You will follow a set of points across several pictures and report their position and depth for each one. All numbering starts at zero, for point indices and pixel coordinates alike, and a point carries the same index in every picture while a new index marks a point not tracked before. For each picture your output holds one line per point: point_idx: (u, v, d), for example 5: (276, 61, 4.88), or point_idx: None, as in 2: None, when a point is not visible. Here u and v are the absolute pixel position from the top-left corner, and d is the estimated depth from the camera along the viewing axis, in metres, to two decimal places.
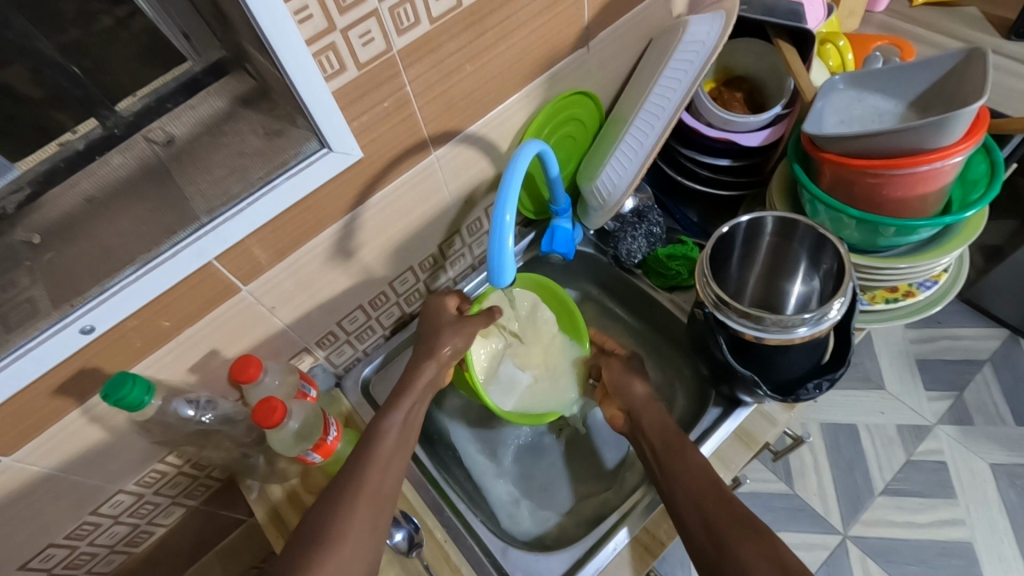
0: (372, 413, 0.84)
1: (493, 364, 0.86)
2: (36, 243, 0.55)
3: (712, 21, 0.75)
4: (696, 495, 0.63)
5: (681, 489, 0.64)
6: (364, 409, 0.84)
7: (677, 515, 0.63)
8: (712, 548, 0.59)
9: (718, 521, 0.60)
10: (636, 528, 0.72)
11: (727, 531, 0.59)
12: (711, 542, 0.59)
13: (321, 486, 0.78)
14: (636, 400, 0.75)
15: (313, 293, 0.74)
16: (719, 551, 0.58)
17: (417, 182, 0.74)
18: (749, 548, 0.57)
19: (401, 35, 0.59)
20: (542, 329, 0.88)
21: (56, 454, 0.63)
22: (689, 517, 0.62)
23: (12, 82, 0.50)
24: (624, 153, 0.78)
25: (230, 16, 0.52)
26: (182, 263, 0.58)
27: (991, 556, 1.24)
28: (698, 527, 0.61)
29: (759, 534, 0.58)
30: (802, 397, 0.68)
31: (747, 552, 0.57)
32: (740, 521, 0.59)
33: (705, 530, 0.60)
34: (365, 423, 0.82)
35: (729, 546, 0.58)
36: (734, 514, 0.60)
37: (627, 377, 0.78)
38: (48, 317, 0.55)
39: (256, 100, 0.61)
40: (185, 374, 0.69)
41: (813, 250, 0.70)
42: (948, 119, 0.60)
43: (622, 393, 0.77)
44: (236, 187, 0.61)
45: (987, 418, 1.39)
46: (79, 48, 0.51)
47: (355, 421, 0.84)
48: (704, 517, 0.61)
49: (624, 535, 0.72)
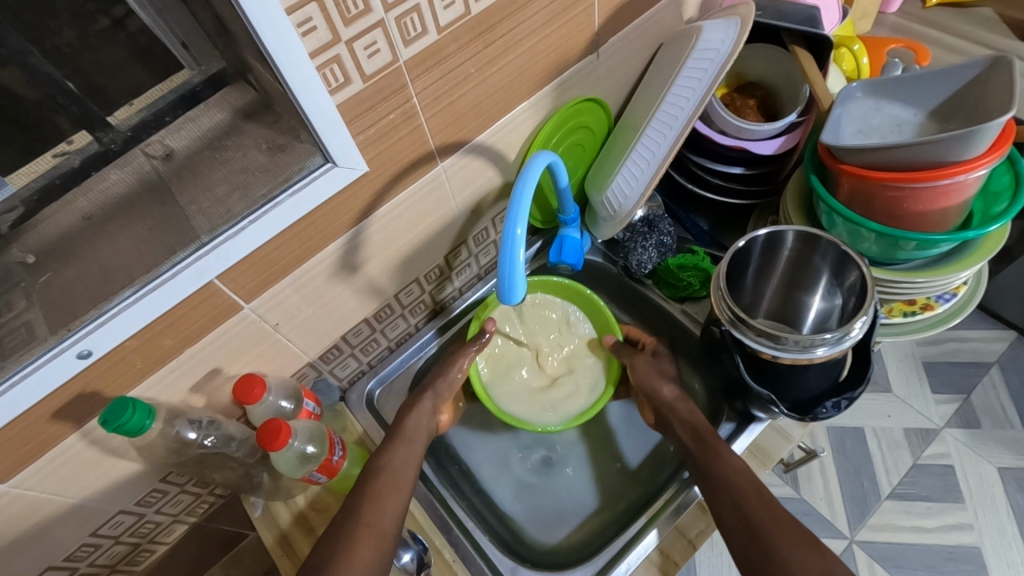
0: (382, 435, 0.82)
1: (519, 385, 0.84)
2: (31, 263, 0.53)
3: (726, 27, 0.73)
4: (737, 501, 0.61)
5: (718, 490, 0.63)
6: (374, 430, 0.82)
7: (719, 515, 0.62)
8: (755, 547, 0.57)
9: (763, 525, 0.58)
10: (667, 527, 0.72)
11: (773, 533, 0.57)
12: (751, 538, 0.58)
13: (317, 530, 0.76)
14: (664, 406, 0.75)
15: (317, 308, 0.72)
16: (762, 550, 0.56)
17: (423, 194, 0.72)
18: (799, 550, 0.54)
19: (407, 46, 0.56)
20: (546, 316, 0.88)
21: (54, 479, 0.61)
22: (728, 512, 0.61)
23: (9, 84, 0.47)
24: (636, 163, 0.76)
25: (231, 28, 0.49)
26: (183, 283, 0.56)
27: (1000, 561, 1.24)
28: (739, 525, 0.59)
29: (810, 541, 0.55)
30: (820, 416, 0.66)
31: (794, 555, 0.54)
32: (786, 524, 0.57)
33: (744, 527, 0.59)
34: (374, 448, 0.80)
35: (773, 543, 0.56)
36: (779, 519, 0.58)
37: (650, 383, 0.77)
38: (43, 343, 0.52)
39: (258, 113, 0.59)
40: (186, 394, 0.67)
41: (836, 264, 0.69)
42: (975, 132, 0.58)
43: (652, 383, 0.78)
44: (238, 206, 0.58)
45: (994, 421, 1.37)
46: (73, 51, 0.48)
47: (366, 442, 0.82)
48: (748, 517, 0.59)
49: (651, 539, 0.71)
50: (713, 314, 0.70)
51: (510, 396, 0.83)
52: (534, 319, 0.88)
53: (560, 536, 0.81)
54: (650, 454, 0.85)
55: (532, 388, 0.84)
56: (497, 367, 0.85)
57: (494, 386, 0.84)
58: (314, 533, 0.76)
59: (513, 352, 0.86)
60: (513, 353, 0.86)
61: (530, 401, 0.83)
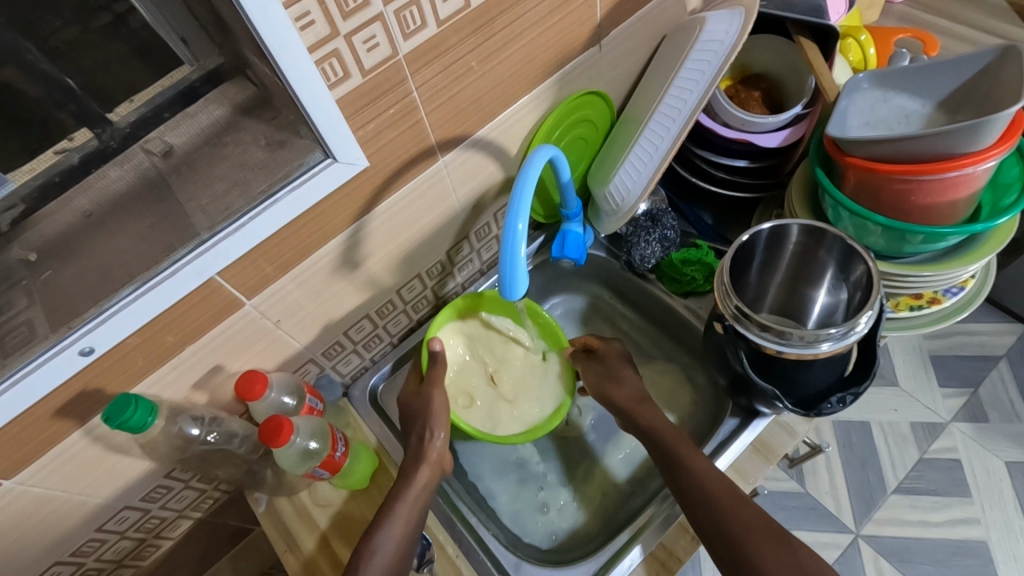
0: (403, 455, 0.80)
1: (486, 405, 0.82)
2: (32, 261, 0.53)
3: (730, 18, 0.71)
4: (711, 501, 0.60)
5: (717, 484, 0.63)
6: (393, 446, 0.80)
7: (694, 518, 0.61)
8: (728, 555, 0.57)
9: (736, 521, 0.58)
10: (652, 543, 0.71)
11: (747, 544, 0.56)
12: (725, 545, 0.57)
13: None
14: (623, 402, 0.74)
15: (320, 304, 0.72)
16: (738, 560, 0.56)
17: (424, 189, 0.71)
18: (773, 558, 0.54)
19: (407, 40, 0.56)
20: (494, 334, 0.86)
21: (58, 476, 0.61)
22: (701, 511, 0.61)
23: (11, 80, 0.46)
24: (638, 157, 0.75)
25: (227, 22, 0.49)
26: (183, 280, 0.55)
27: (1007, 556, 1.23)
28: (711, 529, 0.59)
29: (779, 538, 0.56)
30: (825, 412, 0.65)
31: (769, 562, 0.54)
32: (759, 527, 0.57)
33: (719, 531, 0.58)
34: (398, 468, 0.77)
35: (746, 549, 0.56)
36: (752, 523, 0.57)
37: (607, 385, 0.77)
38: (45, 341, 0.52)
39: (256, 109, 0.59)
40: (188, 391, 0.67)
41: (842, 257, 0.68)
42: (983, 124, 0.57)
43: (604, 381, 0.78)
44: (237, 203, 0.58)
45: (1003, 415, 1.36)
46: (77, 46, 0.48)
47: (385, 459, 0.80)
48: (720, 521, 0.59)
49: (636, 557, 0.70)
50: (716, 309, 0.69)
51: (484, 420, 0.81)
52: (468, 341, 0.85)
53: (564, 531, 0.81)
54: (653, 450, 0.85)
55: (501, 402, 0.82)
56: (458, 397, 0.82)
57: (473, 419, 0.81)
58: (341, 566, 0.73)
59: (462, 376, 0.84)
60: (471, 377, 0.84)
61: (507, 417, 0.81)
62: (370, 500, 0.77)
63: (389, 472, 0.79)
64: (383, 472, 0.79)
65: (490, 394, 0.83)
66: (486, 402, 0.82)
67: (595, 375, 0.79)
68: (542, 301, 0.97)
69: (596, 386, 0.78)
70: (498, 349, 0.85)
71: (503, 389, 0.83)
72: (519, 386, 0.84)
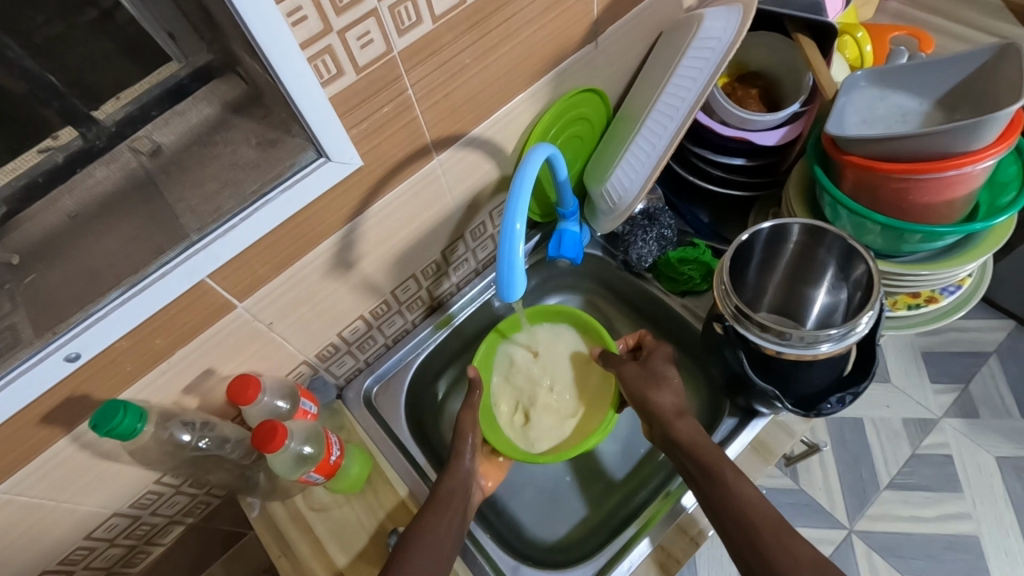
0: (427, 494, 0.76)
1: (541, 421, 0.79)
2: (15, 265, 0.52)
3: (728, 15, 0.71)
4: (743, 510, 0.57)
5: None
6: (419, 488, 0.76)
7: (723, 526, 0.58)
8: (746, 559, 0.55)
9: (754, 519, 0.56)
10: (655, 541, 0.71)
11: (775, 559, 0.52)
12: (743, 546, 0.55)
13: (380, 558, 0.72)
14: (662, 411, 0.68)
15: (313, 305, 0.71)
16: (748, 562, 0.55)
17: (420, 188, 0.70)
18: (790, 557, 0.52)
19: (402, 36, 0.55)
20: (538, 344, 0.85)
21: (45, 483, 0.60)
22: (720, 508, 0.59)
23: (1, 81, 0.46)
24: (635, 155, 0.74)
25: (215, 16, 0.47)
26: (172, 285, 0.54)
27: (998, 550, 1.24)
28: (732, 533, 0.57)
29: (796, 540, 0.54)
30: (824, 412, 0.65)
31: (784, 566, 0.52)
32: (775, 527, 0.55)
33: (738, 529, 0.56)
34: (421, 505, 0.74)
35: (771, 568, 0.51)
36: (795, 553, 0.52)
37: (647, 388, 0.70)
38: (29, 347, 0.51)
39: (247, 107, 0.57)
40: (179, 395, 0.66)
41: (842, 257, 0.67)
42: (983, 122, 0.57)
43: (645, 385, 0.71)
44: (228, 203, 0.56)
45: (993, 411, 1.37)
46: (61, 42, 0.47)
47: (408, 502, 0.76)
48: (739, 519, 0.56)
49: (643, 549, 0.70)
50: (715, 309, 0.69)
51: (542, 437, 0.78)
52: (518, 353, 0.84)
53: (561, 532, 0.81)
54: (650, 450, 0.85)
55: (558, 420, 0.80)
56: (514, 415, 0.80)
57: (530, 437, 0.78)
58: None
59: (517, 392, 0.82)
60: (523, 391, 0.82)
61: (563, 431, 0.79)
62: (368, 509, 0.75)
63: (408, 508, 0.75)
64: (399, 509, 0.75)
65: (544, 408, 0.80)
66: (541, 418, 0.79)
67: (636, 372, 0.73)
68: (537, 300, 0.96)
69: (635, 388, 0.72)
70: (550, 360, 0.84)
71: (555, 403, 0.81)
72: (575, 394, 0.82)
